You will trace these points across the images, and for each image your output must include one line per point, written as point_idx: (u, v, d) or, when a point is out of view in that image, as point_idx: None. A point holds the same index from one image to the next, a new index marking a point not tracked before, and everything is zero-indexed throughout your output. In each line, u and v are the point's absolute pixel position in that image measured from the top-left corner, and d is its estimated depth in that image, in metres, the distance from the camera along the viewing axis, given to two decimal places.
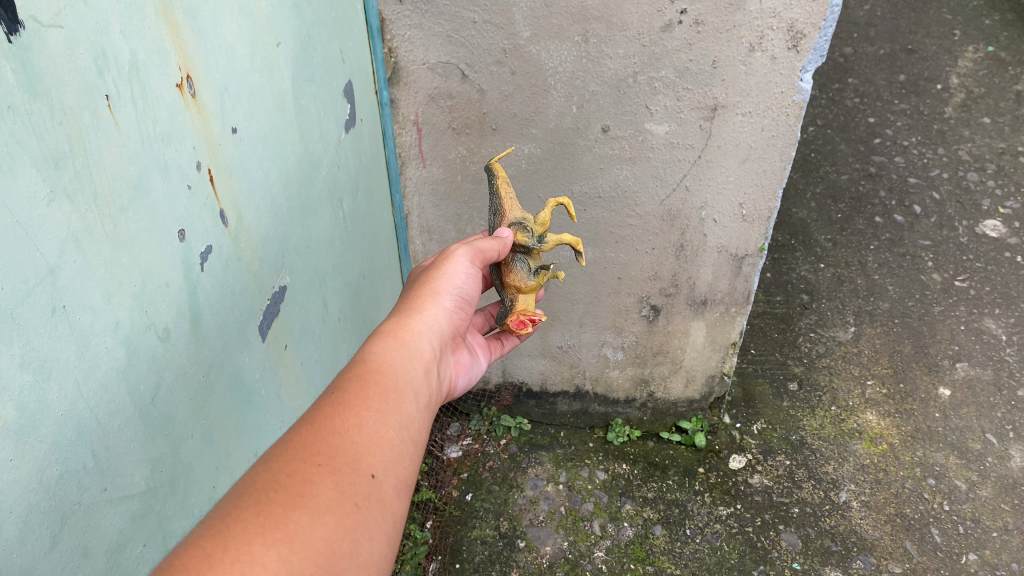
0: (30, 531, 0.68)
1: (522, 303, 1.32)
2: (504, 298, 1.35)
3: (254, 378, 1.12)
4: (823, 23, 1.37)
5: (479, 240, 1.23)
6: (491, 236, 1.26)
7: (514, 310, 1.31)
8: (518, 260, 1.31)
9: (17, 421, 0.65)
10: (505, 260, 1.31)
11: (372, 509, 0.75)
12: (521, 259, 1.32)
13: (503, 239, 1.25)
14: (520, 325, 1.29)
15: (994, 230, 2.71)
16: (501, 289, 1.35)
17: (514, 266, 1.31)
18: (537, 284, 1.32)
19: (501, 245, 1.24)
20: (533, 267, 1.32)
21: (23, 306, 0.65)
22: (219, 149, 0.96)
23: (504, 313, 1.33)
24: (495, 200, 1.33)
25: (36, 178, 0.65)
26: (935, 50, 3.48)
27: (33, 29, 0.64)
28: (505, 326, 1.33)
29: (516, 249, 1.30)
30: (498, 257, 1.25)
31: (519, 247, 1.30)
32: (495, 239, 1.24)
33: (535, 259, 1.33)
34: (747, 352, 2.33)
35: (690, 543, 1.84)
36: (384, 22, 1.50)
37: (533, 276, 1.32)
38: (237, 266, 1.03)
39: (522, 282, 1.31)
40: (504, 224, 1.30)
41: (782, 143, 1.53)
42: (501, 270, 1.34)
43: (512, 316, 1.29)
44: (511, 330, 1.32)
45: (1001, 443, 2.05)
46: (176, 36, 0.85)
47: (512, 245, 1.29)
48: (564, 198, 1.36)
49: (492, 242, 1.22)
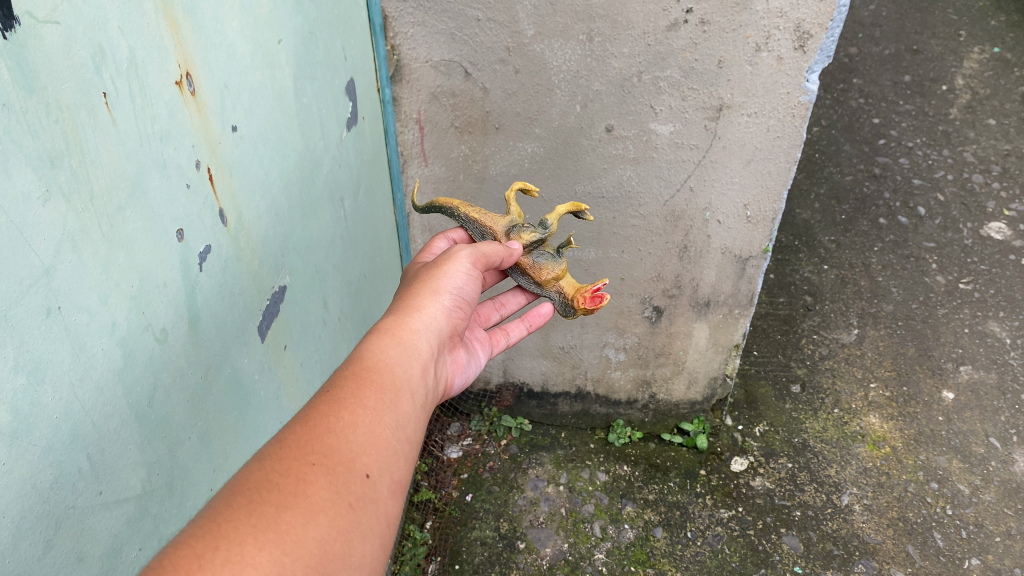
0: (23, 537, 0.67)
1: (570, 286, 1.30)
2: (551, 296, 1.33)
3: (253, 379, 1.11)
4: (830, 23, 1.36)
5: (483, 243, 1.21)
6: (498, 244, 1.24)
7: (572, 295, 1.29)
8: (540, 256, 1.30)
9: (11, 425, 0.64)
10: (527, 265, 1.29)
11: (366, 510, 0.74)
12: (539, 253, 1.30)
13: (511, 249, 1.24)
14: (592, 299, 1.25)
15: (998, 232, 2.70)
16: (541, 290, 1.33)
17: (538, 264, 1.29)
18: (566, 263, 1.32)
19: (508, 252, 1.22)
20: (553, 252, 1.31)
21: (17, 307, 0.63)
22: (218, 147, 0.94)
23: (565, 306, 1.31)
24: (477, 226, 1.31)
25: (30, 176, 0.64)
26: (941, 50, 3.46)
27: (28, 25, 0.63)
28: (576, 312, 1.29)
29: (529, 249, 1.28)
30: (504, 264, 1.23)
31: (532, 245, 1.28)
32: (500, 247, 1.22)
33: (547, 247, 1.32)
34: (749, 353, 2.32)
35: (691, 546, 1.83)
36: (387, 19, 1.48)
37: (560, 257, 1.31)
38: (236, 267, 1.02)
39: (556, 270, 1.30)
40: (503, 237, 1.27)
41: (788, 144, 1.51)
42: (526, 276, 1.31)
43: (579, 303, 1.27)
44: (586, 311, 1.28)
45: (1005, 448, 2.04)
46: (176, 33, 0.84)
47: (523, 250, 1.27)
48: (518, 182, 1.34)
49: (497, 246, 1.20)
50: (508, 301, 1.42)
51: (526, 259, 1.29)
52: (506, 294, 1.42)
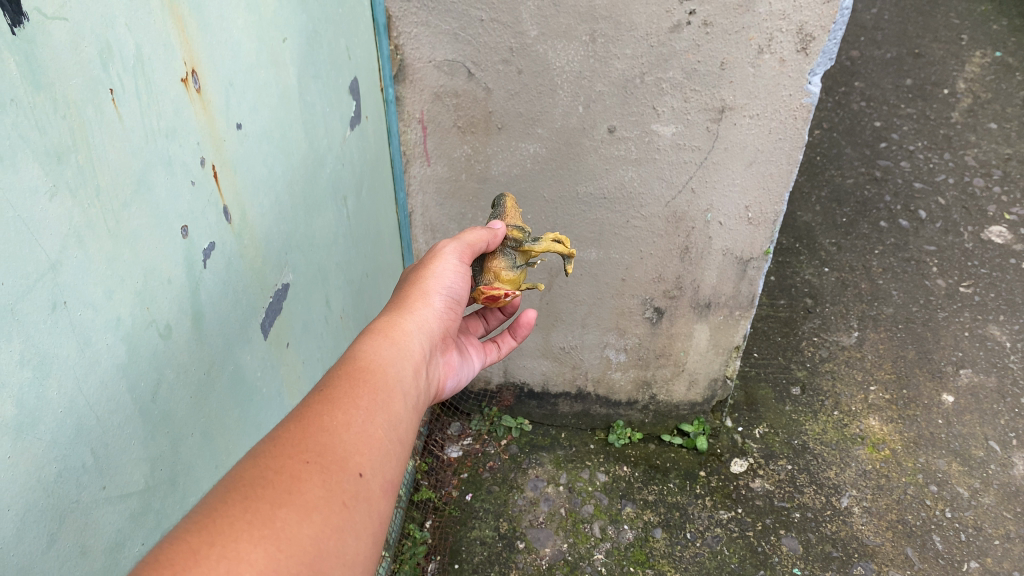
0: (27, 530, 0.67)
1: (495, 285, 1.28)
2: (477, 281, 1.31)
3: (256, 376, 1.11)
4: (832, 26, 1.36)
5: (468, 231, 1.23)
6: (483, 226, 1.26)
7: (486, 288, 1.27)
8: (506, 252, 1.30)
9: (16, 418, 0.64)
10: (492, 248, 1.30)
11: (359, 509, 0.74)
12: (509, 252, 1.31)
13: (495, 229, 1.26)
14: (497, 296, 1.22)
15: (999, 236, 2.70)
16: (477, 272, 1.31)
17: (500, 255, 1.29)
18: (514, 279, 1.30)
19: (492, 235, 1.25)
20: (517, 261, 1.31)
21: (23, 301, 0.64)
22: (223, 145, 0.95)
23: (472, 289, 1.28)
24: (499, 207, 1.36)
25: (38, 171, 0.65)
26: (942, 54, 3.47)
27: (37, 21, 0.63)
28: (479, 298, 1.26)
29: (507, 242, 1.30)
30: (489, 247, 1.25)
31: (511, 241, 1.30)
32: (488, 228, 1.25)
33: (520, 261, 1.32)
34: (749, 355, 2.32)
35: (690, 547, 1.83)
36: (391, 19, 1.49)
37: (513, 270, 1.30)
38: (239, 264, 1.02)
39: (502, 269, 1.29)
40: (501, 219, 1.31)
41: (790, 146, 1.51)
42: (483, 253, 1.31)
43: (481, 291, 1.25)
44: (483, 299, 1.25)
45: (1004, 451, 2.04)
46: (182, 30, 0.84)
47: (503, 235, 1.29)
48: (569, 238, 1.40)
49: (482, 232, 1.22)
50: (493, 317, 1.46)
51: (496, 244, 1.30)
52: (490, 309, 1.46)
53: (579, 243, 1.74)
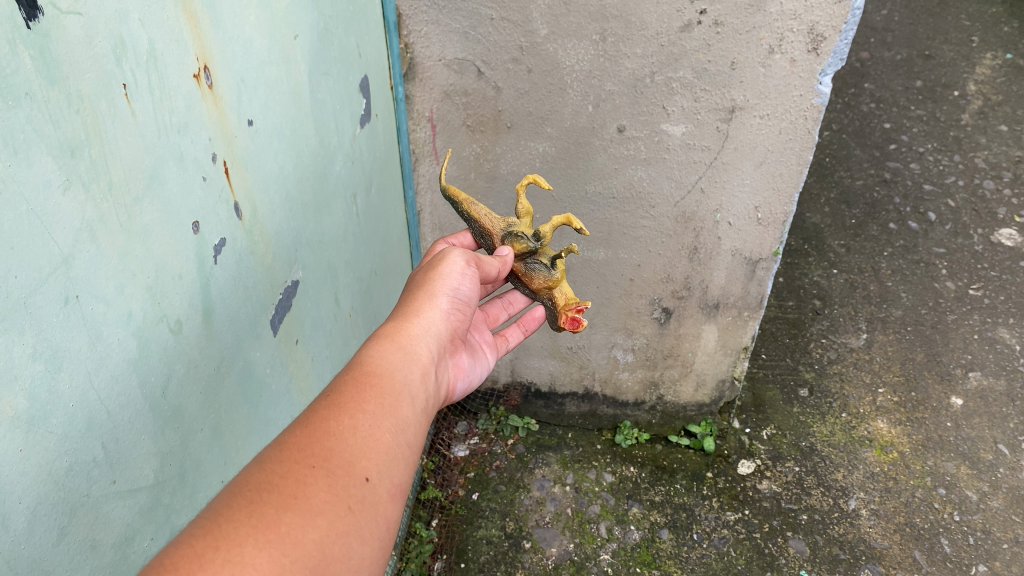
0: (39, 523, 0.67)
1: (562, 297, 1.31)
2: (544, 301, 1.35)
3: (266, 372, 1.12)
4: (843, 25, 1.35)
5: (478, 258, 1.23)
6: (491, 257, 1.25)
7: (558, 307, 1.30)
8: (534, 266, 1.30)
9: (28, 412, 0.64)
10: (521, 272, 1.31)
11: (366, 513, 0.74)
12: (533, 261, 1.30)
13: (503, 258, 1.24)
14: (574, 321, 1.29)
15: (1009, 239, 2.68)
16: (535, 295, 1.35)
17: (530, 273, 1.30)
18: (560, 271, 1.31)
19: (501, 265, 1.23)
20: (547, 262, 1.30)
21: (36, 295, 0.64)
22: (234, 141, 0.95)
23: (552, 313, 1.34)
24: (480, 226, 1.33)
25: (51, 165, 0.65)
26: (952, 56, 3.46)
27: (51, 16, 0.63)
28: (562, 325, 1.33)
29: (522, 256, 1.29)
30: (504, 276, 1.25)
31: (525, 253, 1.28)
32: (495, 260, 1.23)
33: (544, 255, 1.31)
34: (758, 357, 2.32)
35: (697, 548, 1.82)
36: (401, 18, 1.49)
37: (555, 271, 1.30)
38: (250, 261, 1.02)
39: (547, 280, 1.30)
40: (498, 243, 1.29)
41: (799, 147, 1.51)
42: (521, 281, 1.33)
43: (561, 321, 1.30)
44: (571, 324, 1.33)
45: (1013, 454, 2.02)
46: (194, 26, 0.84)
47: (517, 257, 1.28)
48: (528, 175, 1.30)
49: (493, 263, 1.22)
50: (516, 300, 1.42)
51: (520, 267, 1.30)
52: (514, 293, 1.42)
53: (586, 242, 1.74)
